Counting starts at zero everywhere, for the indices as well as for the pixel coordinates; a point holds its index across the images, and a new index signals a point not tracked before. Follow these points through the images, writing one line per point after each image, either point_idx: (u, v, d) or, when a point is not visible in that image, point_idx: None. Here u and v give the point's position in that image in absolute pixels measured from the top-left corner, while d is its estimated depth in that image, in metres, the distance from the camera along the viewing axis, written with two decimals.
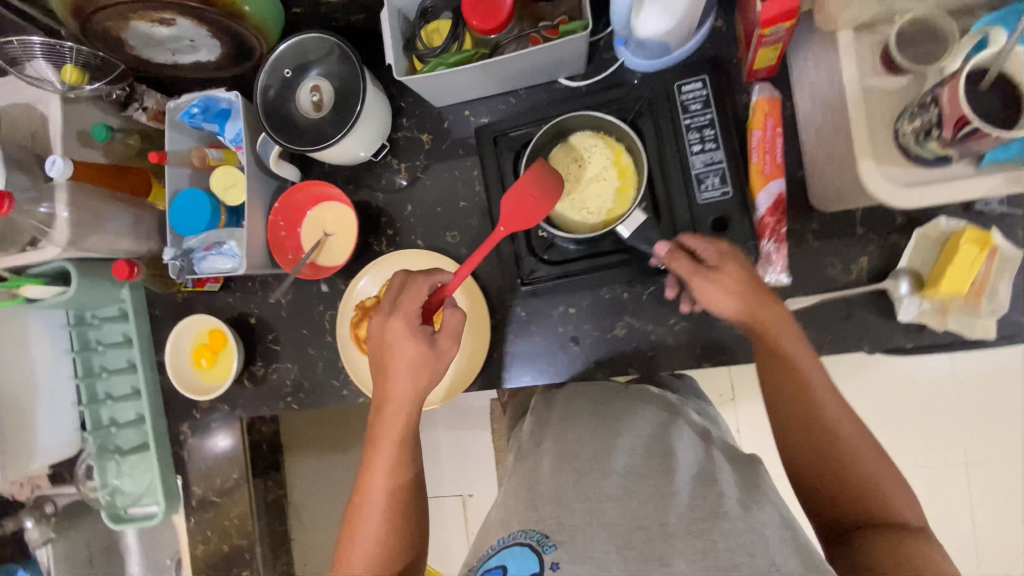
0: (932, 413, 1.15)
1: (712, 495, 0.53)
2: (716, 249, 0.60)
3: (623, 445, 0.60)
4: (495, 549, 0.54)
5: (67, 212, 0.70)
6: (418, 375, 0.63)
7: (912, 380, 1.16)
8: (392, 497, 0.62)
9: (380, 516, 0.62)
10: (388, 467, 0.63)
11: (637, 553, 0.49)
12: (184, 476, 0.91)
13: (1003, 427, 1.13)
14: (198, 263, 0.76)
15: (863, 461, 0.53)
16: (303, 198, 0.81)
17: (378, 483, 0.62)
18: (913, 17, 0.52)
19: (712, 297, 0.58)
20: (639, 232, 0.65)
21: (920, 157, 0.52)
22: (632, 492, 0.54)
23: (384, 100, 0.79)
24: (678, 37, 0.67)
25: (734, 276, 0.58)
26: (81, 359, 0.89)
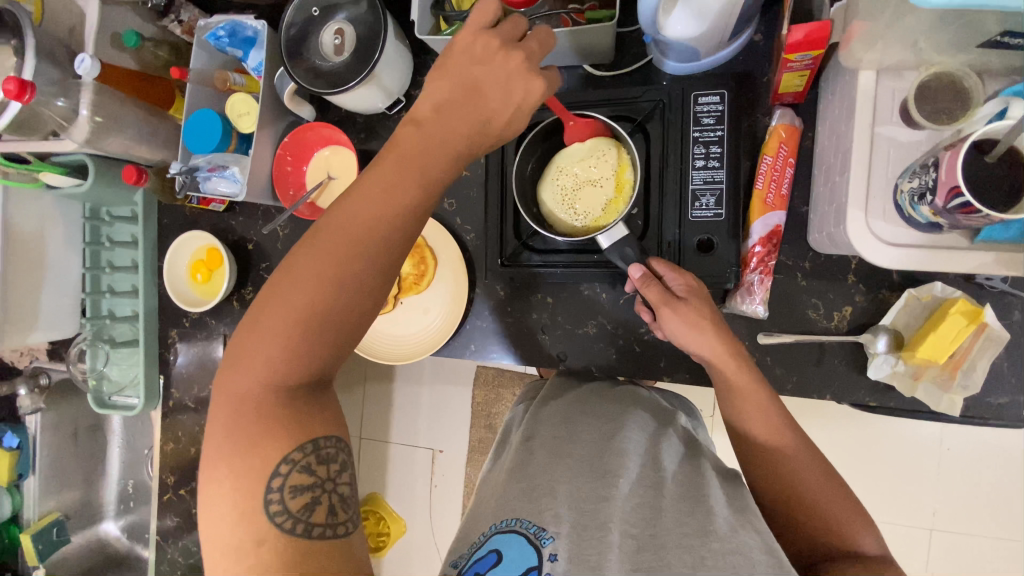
0: (913, 475, 1.12)
1: (701, 513, 0.50)
2: (686, 282, 0.61)
3: (620, 442, 0.58)
4: (485, 536, 0.53)
5: (88, 112, 0.73)
6: (510, 111, 0.54)
7: (898, 437, 1.12)
8: (380, 218, 0.52)
9: (361, 235, 0.52)
10: (393, 195, 0.53)
11: (628, 561, 0.48)
12: (166, 377, 0.97)
13: (984, 503, 1.09)
14: (201, 183, 0.79)
15: (820, 493, 0.53)
16: (313, 137, 0.82)
17: (373, 202, 0.52)
18: (938, 71, 0.50)
19: (677, 329, 0.59)
20: (618, 245, 0.62)
21: (913, 217, 0.49)
22: (625, 496, 0.53)
23: (406, 55, 0.78)
24: (707, 44, 0.65)
25: (698, 311, 0.59)
26: (90, 251, 0.95)
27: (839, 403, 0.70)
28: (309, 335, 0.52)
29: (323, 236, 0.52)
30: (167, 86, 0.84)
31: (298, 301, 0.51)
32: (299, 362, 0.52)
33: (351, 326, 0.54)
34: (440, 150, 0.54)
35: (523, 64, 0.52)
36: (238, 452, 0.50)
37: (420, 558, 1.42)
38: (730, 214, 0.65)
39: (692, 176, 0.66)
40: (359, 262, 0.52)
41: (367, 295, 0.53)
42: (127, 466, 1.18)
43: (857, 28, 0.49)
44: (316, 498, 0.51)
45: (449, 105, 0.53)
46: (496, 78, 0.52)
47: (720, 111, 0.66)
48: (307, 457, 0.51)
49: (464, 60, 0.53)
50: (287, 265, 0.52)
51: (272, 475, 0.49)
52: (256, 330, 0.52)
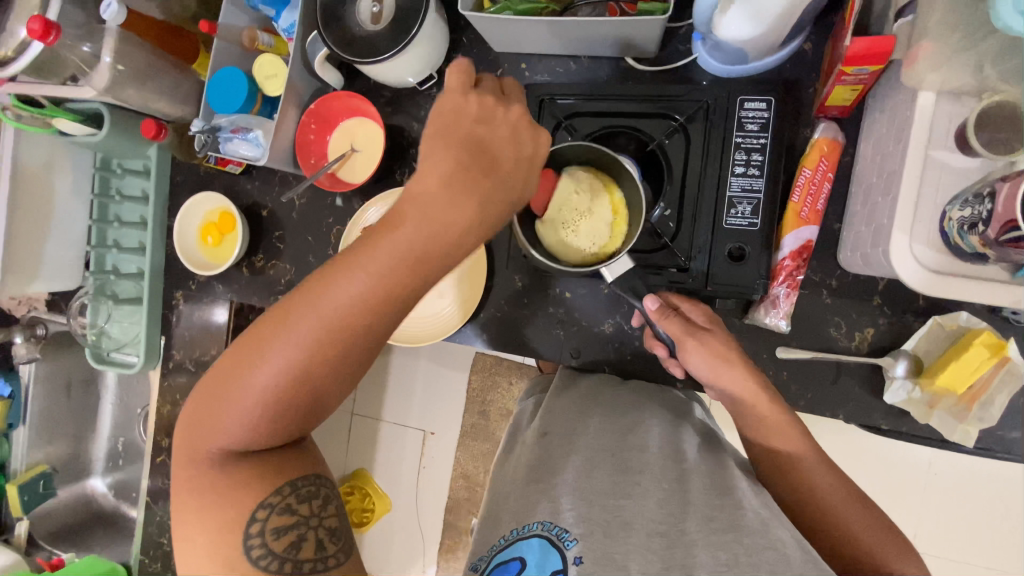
0: (901, 497, 1.13)
1: (730, 506, 0.52)
2: (706, 313, 0.63)
3: (639, 437, 0.61)
4: (506, 540, 0.55)
5: (111, 60, 0.71)
6: (519, 169, 0.54)
7: (889, 458, 1.13)
8: (360, 300, 0.50)
9: (342, 316, 0.50)
10: (383, 275, 0.50)
11: (659, 558, 0.50)
12: (168, 338, 0.95)
13: (968, 530, 1.10)
14: (223, 144, 0.76)
15: (837, 500, 0.54)
16: (339, 107, 0.80)
17: (351, 284, 0.50)
18: (1004, 98, 0.48)
19: (700, 362, 0.60)
20: (622, 280, 0.62)
21: (958, 247, 0.49)
22: (651, 491, 0.55)
23: (444, 30, 0.76)
24: (758, 48, 0.63)
25: (724, 343, 0.60)
26: (98, 204, 0.92)
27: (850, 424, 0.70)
28: (285, 404, 0.52)
29: (296, 313, 0.50)
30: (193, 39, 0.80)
31: (271, 376, 0.51)
32: (274, 429, 0.53)
33: (327, 393, 0.54)
34: (438, 223, 0.50)
35: (526, 117, 0.55)
36: (213, 501, 0.52)
37: (404, 536, 1.43)
38: (765, 225, 0.64)
39: (730, 182, 0.65)
40: (341, 341, 0.51)
41: (344, 368, 0.53)
42: (118, 425, 1.16)
43: (922, 49, 0.49)
44: (302, 538, 0.54)
45: (457, 172, 0.51)
46: (501, 135, 0.53)
47: (765, 118, 0.64)
48: (286, 498, 0.54)
49: (466, 120, 0.53)
50: (259, 335, 0.52)
51: (251, 521, 0.52)
52: (231, 393, 0.52)
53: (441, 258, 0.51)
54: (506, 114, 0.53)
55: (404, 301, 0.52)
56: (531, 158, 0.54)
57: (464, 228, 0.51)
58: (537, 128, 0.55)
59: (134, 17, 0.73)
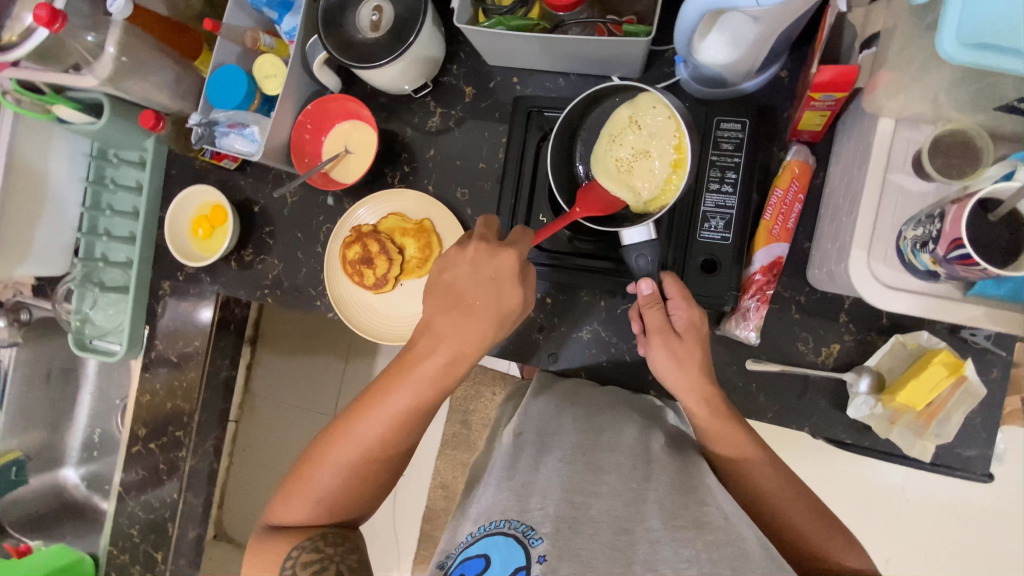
0: (874, 521, 1.12)
1: (695, 505, 0.53)
2: (691, 316, 0.63)
3: (607, 440, 0.63)
4: (474, 537, 0.56)
5: (114, 50, 0.73)
6: (484, 294, 0.60)
7: (862, 481, 1.13)
8: (393, 418, 0.61)
9: (378, 429, 0.62)
10: (409, 394, 0.61)
11: (622, 555, 0.50)
12: (151, 328, 0.95)
13: (943, 559, 1.09)
14: (219, 138, 0.79)
15: (785, 502, 0.56)
16: (336, 108, 0.82)
17: (380, 411, 0.61)
18: (955, 127, 0.51)
19: (661, 359, 0.63)
20: (639, 248, 0.62)
21: (912, 264, 0.51)
22: (617, 491, 0.56)
23: (440, 41, 0.79)
24: (735, 73, 0.67)
25: (689, 350, 0.62)
26: (92, 191, 0.94)
27: (815, 437, 0.71)
28: (338, 499, 0.63)
29: (341, 435, 0.62)
30: (196, 37, 0.83)
31: (324, 482, 0.62)
32: (326, 513, 0.63)
33: (368, 492, 0.65)
34: (435, 351, 0.61)
35: (484, 246, 0.60)
36: (260, 560, 0.61)
37: (378, 544, 1.42)
38: (737, 240, 0.67)
39: (705, 198, 0.67)
40: (380, 448, 0.62)
41: (382, 471, 0.64)
42: (95, 415, 1.16)
43: (881, 78, 0.51)
44: (323, 566, 0.59)
45: (441, 309, 0.61)
46: (466, 273, 0.60)
47: (739, 138, 0.67)
48: (317, 542, 0.61)
49: (439, 267, 0.62)
50: (314, 452, 0.64)
51: (286, 558, 0.60)
52: (294, 486, 0.64)
53: (445, 376, 0.61)
54: (465, 253, 0.61)
55: (422, 413, 0.62)
56: (496, 278, 0.60)
57: (459, 348, 0.60)
58: (497, 248, 0.59)
59: (140, 13, 0.75)
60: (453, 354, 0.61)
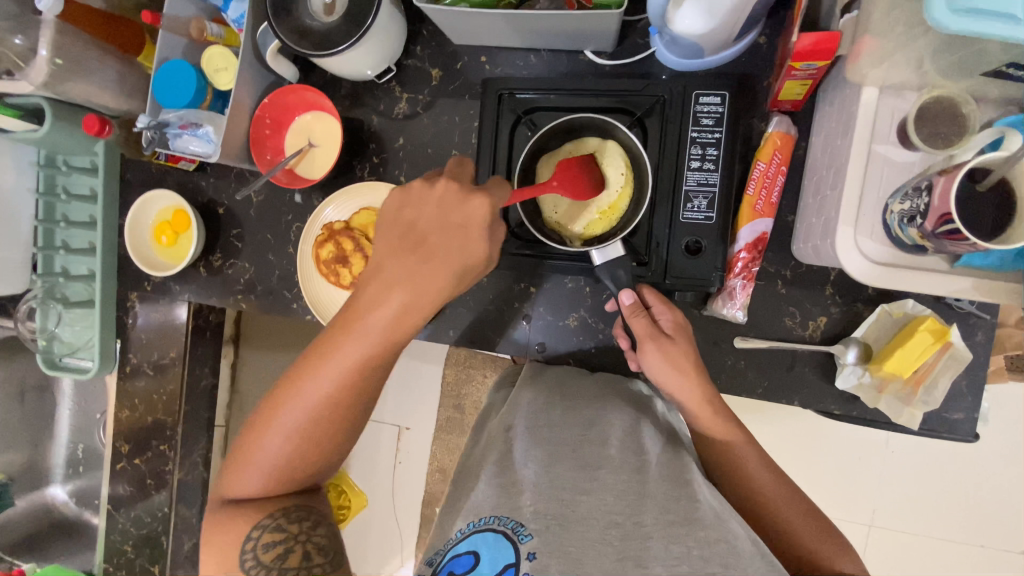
0: (859, 474, 1.16)
1: (686, 499, 0.53)
2: (675, 319, 0.63)
3: (600, 430, 0.62)
4: (462, 533, 0.55)
5: (47, 53, 0.68)
6: (466, 246, 0.55)
7: (847, 440, 1.16)
8: (345, 372, 0.57)
9: (334, 384, 0.57)
10: (367, 345, 0.57)
11: (614, 550, 0.50)
12: (123, 342, 0.92)
13: (923, 505, 1.14)
14: (172, 141, 0.73)
15: (781, 501, 0.57)
16: (295, 100, 0.78)
17: (333, 360, 0.57)
18: (939, 94, 0.50)
19: (656, 365, 0.61)
20: (611, 265, 0.63)
21: (899, 239, 0.50)
22: (609, 485, 0.56)
23: (400, 22, 0.75)
24: (712, 42, 0.64)
25: (681, 351, 0.61)
26: (44, 203, 0.89)
27: (805, 410, 0.72)
28: (293, 461, 0.59)
29: (286, 394, 0.58)
30: (136, 29, 0.77)
31: (272, 451, 0.59)
32: (282, 482, 0.60)
33: (321, 455, 0.61)
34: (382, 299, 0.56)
35: (454, 186, 0.55)
36: (218, 540, 0.58)
37: (380, 531, 1.43)
38: (721, 218, 0.65)
39: (687, 177, 0.65)
40: (337, 404, 0.58)
41: (333, 434, 0.60)
42: (77, 431, 1.13)
43: (865, 44, 0.48)
44: (290, 548, 0.58)
45: (399, 253, 0.56)
46: (436, 210, 0.55)
47: (719, 113, 0.65)
48: (278, 520, 0.59)
49: (401, 203, 0.57)
50: (262, 412, 0.59)
51: (246, 539, 0.57)
52: (247, 453, 0.59)
53: (393, 329, 0.56)
54: (432, 190, 0.55)
55: (371, 369, 0.58)
56: (469, 227, 0.55)
57: (420, 300, 0.56)
58: (468, 195, 0.54)
59: (75, 9, 0.70)
60: (399, 302, 0.55)
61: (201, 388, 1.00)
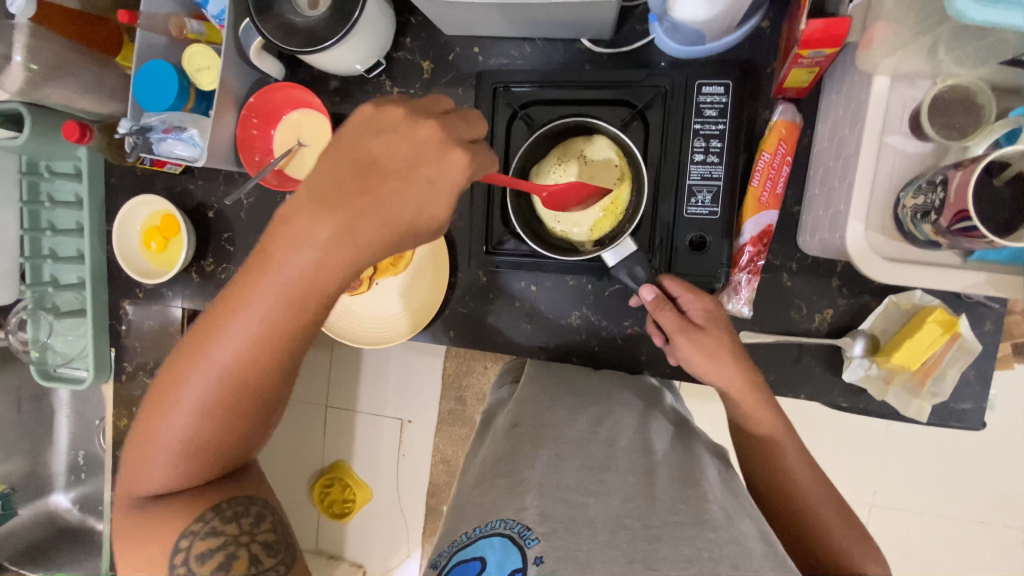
0: (858, 456, 1.16)
1: (694, 499, 0.52)
2: (705, 308, 0.60)
3: (607, 429, 0.61)
4: (469, 538, 0.52)
5: (20, 59, 0.67)
6: (417, 200, 0.47)
7: (845, 422, 1.16)
8: (257, 337, 0.48)
9: (249, 351, 0.49)
10: (288, 307, 0.48)
11: (622, 553, 0.49)
12: (118, 350, 0.91)
13: (921, 484, 1.14)
14: (155, 145, 0.70)
15: (810, 493, 0.56)
16: (282, 98, 0.75)
17: (242, 322, 0.48)
18: (954, 83, 0.48)
19: (692, 359, 0.59)
20: (627, 262, 0.61)
21: (912, 234, 0.49)
22: (616, 489, 0.54)
23: (388, 13, 0.72)
24: (714, 29, 0.61)
25: (718, 341, 0.59)
26: (28, 211, 0.86)
27: (812, 402, 0.71)
28: (206, 443, 0.51)
29: (193, 361, 0.49)
30: (113, 30, 0.74)
31: (179, 427, 0.50)
32: (200, 470, 0.52)
33: (240, 438, 0.52)
34: (305, 246, 0.46)
35: (439, 133, 0.48)
36: (136, 539, 0.51)
37: (385, 522, 1.43)
38: (725, 212, 0.63)
39: (690, 170, 0.63)
40: (250, 375, 0.50)
41: (253, 407, 0.51)
42: (77, 437, 1.12)
43: (877, 31, 0.47)
44: (231, 555, 0.51)
45: (343, 195, 0.47)
46: (395, 153, 0.48)
47: (723, 103, 0.63)
48: (210, 523, 0.52)
49: (364, 131, 0.48)
50: (168, 384, 0.51)
51: (178, 541, 0.51)
52: (152, 430, 0.51)
53: (318, 286, 0.48)
54: (409, 129, 0.47)
55: (292, 333, 0.49)
56: (435, 180, 0.47)
57: (349, 252, 0.47)
58: (445, 147, 0.48)
59: (47, 9, 0.68)
60: (323, 251, 0.47)
61: None
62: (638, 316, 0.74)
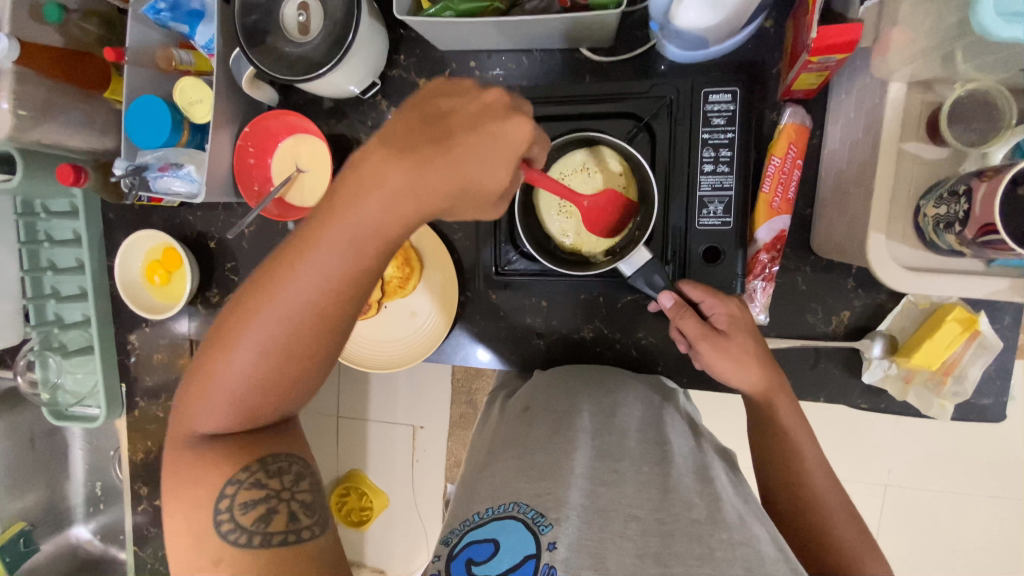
0: (900, 465, 1.08)
1: (710, 497, 0.51)
2: (729, 313, 0.59)
3: (620, 420, 0.61)
4: (482, 519, 0.51)
5: (7, 105, 0.64)
6: (481, 164, 0.43)
7: (885, 429, 1.07)
8: (323, 288, 0.45)
9: (312, 300, 0.45)
10: (350, 256, 0.44)
11: (634, 545, 0.48)
12: (128, 384, 0.90)
13: (971, 494, 1.05)
14: (151, 183, 0.69)
15: (824, 491, 0.55)
16: (277, 125, 0.74)
17: (304, 269, 0.44)
18: (973, 87, 0.47)
19: (718, 365, 0.58)
20: (644, 272, 0.60)
21: (933, 243, 0.48)
22: (630, 477, 0.54)
23: (380, 32, 0.69)
24: (719, 33, 0.59)
25: (743, 347, 0.58)
26: (27, 251, 0.85)
27: (832, 405, 0.70)
28: (265, 391, 0.48)
29: (264, 301, 0.45)
30: (101, 65, 0.72)
31: (241, 373, 0.47)
32: (252, 415, 0.49)
33: (292, 391, 0.49)
34: (371, 192, 0.43)
35: (503, 99, 0.45)
36: (185, 484, 0.48)
37: (403, 531, 1.43)
38: (738, 221, 0.62)
39: (700, 181, 0.62)
40: (312, 330, 0.46)
41: (318, 357, 0.48)
42: (92, 469, 1.12)
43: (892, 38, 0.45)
44: (272, 510, 0.47)
45: (413, 146, 0.43)
46: (465, 113, 0.44)
47: (731, 111, 0.61)
48: (255, 475, 0.48)
49: (434, 91, 0.46)
50: (227, 327, 0.47)
51: (219, 495, 0.47)
52: (209, 372, 0.48)
53: (383, 234, 0.44)
54: (478, 93, 0.45)
55: (363, 280, 0.46)
56: (500, 139, 0.43)
57: (415, 205, 0.43)
58: (511, 111, 0.44)
59: (30, 49, 0.66)
60: (391, 205, 0.43)
61: None
62: (652, 326, 0.73)
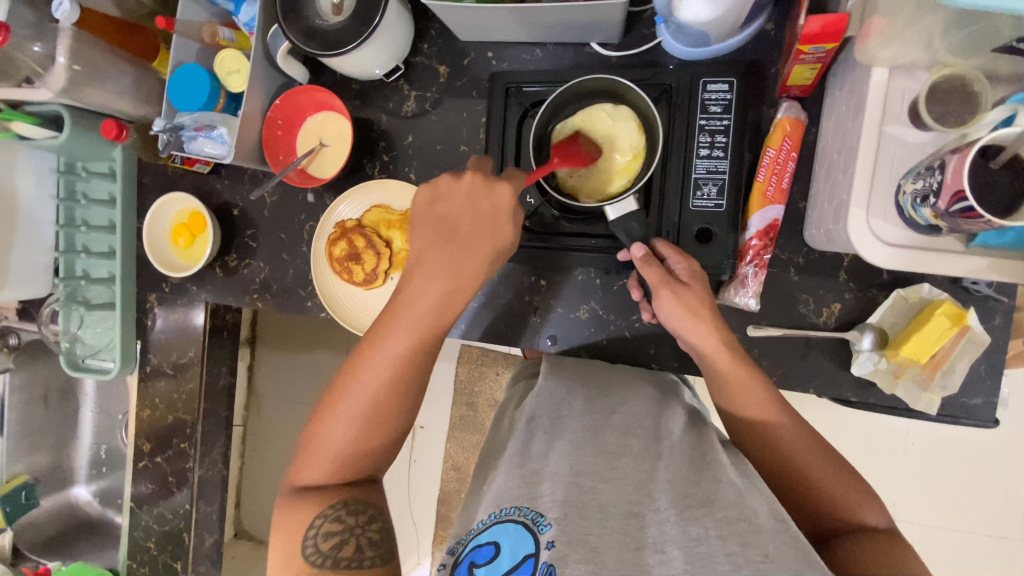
0: (900, 488, 1.05)
1: (707, 482, 0.50)
2: (691, 267, 0.61)
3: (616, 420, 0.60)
4: (483, 525, 0.52)
5: (65, 60, 0.71)
6: (483, 230, 0.58)
7: (884, 450, 1.05)
8: (399, 356, 0.57)
9: (391, 371, 0.57)
10: (415, 329, 0.57)
11: (632, 539, 0.49)
12: (144, 343, 0.94)
13: (972, 523, 1.03)
14: (187, 143, 0.76)
15: (810, 458, 0.53)
16: (307, 101, 0.79)
17: (381, 349, 0.57)
18: (951, 73, 0.50)
19: (671, 312, 0.59)
20: (624, 221, 0.62)
21: (914, 219, 0.49)
22: (629, 476, 0.54)
23: (407, 20, 0.75)
24: (720, 29, 0.63)
25: (699, 299, 0.59)
26: (64, 207, 0.92)
27: (821, 397, 0.71)
28: (365, 449, 0.58)
29: (353, 380, 0.57)
30: (151, 38, 0.80)
31: (343, 437, 0.57)
32: (352, 471, 0.58)
33: (384, 443, 0.59)
34: (425, 280, 0.57)
35: (480, 175, 0.58)
36: (284, 527, 0.55)
37: None
38: (731, 205, 0.65)
39: (695, 164, 0.65)
40: (395, 392, 0.57)
41: (401, 413, 0.58)
42: (99, 432, 1.15)
43: (874, 25, 0.49)
44: (345, 539, 0.54)
45: (434, 244, 0.58)
46: (460, 203, 0.58)
47: (727, 100, 0.65)
48: (338, 510, 0.55)
49: (430, 197, 0.60)
50: (328, 403, 0.58)
51: (308, 527, 0.54)
52: (314, 444, 0.58)
53: (438, 306, 0.58)
54: (460, 181, 0.58)
55: (429, 342, 0.58)
56: (495, 213, 0.57)
57: (456, 278, 0.57)
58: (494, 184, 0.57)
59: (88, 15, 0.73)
60: (447, 284, 0.58)
61: (219, 388, 1.01)
62: None
